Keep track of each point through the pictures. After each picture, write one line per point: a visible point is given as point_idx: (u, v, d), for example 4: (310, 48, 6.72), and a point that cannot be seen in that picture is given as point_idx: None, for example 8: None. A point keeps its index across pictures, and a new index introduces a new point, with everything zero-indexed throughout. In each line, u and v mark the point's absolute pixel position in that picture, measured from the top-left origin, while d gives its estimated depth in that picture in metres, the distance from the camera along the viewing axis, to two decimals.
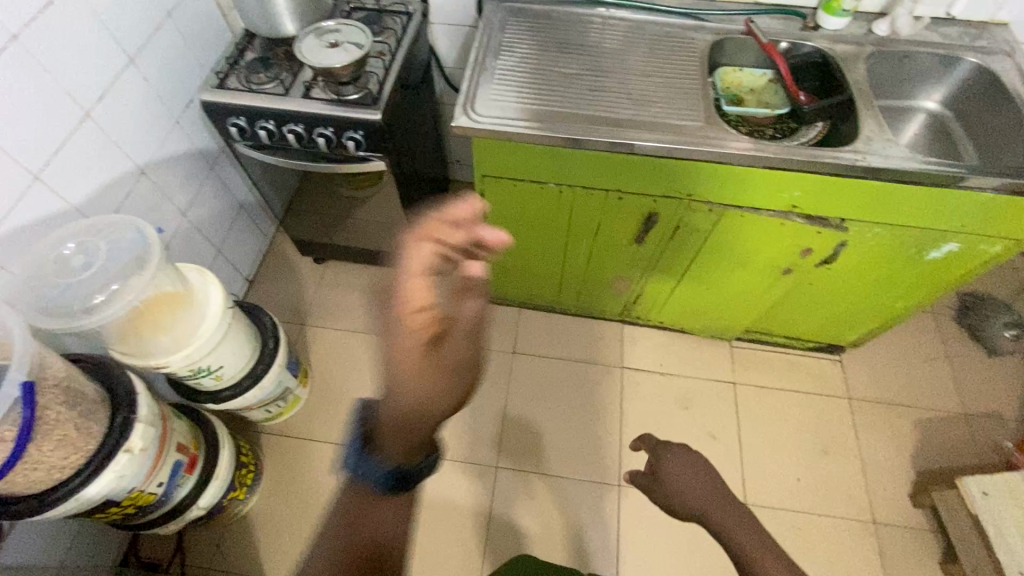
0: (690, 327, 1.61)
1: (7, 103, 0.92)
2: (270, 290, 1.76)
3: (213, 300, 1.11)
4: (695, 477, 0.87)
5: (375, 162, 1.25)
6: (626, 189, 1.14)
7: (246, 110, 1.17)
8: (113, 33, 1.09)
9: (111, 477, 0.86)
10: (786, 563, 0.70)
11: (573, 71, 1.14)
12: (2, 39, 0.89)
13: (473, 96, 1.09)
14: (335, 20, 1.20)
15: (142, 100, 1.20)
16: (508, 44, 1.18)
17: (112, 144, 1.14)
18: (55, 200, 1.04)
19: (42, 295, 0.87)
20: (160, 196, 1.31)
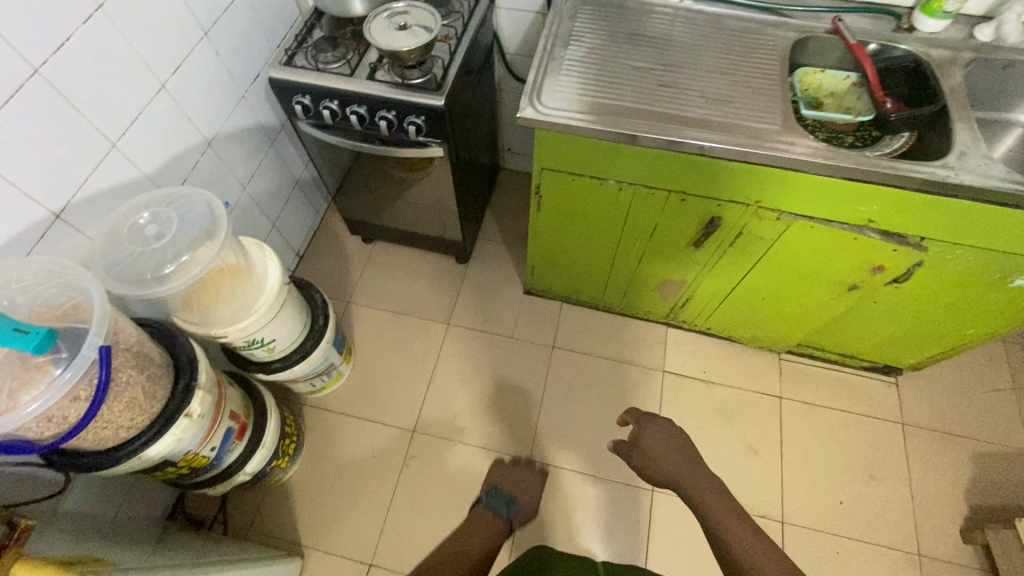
0: (739, 336, 1.56)
1: (91, 71, 0.95)
2: (319, 266, 1.79)
3: (271, 275, 1.14)
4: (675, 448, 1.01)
5: (434, 147, 1.24)
6: (690, 191, 1.10)
7: (311, 89, 1.18)
8: (190, 7, 1.11)
9: (172, 438, 0.90)
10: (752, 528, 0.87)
11: (644, 65, 1.10)
12: (90, 9, 0.92)
13: (540, 86, 1.06)
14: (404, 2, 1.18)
15: (213, 74, 1.22)
16: (578, 33, 1.15)
17: (183, 117, 1.17)
18: (130, 169, 1.08)
19: (114, 261, 0.89)
20: (224, 169, 1.34)
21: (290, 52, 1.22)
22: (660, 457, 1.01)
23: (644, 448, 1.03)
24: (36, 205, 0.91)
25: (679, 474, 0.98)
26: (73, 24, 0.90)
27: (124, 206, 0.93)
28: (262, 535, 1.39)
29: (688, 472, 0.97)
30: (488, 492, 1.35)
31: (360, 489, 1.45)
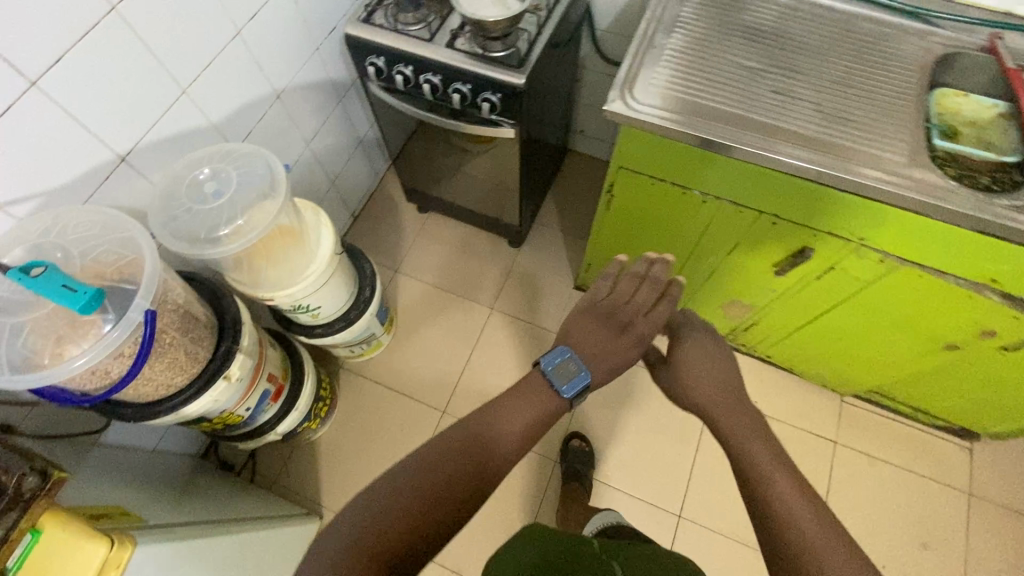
0: (802, 369, 1.44)
1: (165, 11, 0.91)
2: (371, 229, 1.76)
3: (323, 243, 1.11)
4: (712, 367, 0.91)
5: (506, 128, 1.16)
6: (783, 215, 0.98)
7: (386, 50, 1.11)
8: None
9: (209, 400, 0.89)
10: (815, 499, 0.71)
11: (755, 66, 0.97)
12: None
13: (635, 79, 0.96)
14: None
15: (290, 23, 1.17)
16: (686, 20, 1.02)
17: (255, 66, 1.13)
18: (197, 116, 1.05)
19: (172, 214, 0.87)
20: (289, 122, 1.30)
21: (370, 7, 1.14)
22: (695, 373, 0.90)
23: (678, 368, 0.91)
24: (101, 146, 0.90)
25: (713, 389, 0.88)
26: None
27: (187, 158, 0.91)
28: (286, 489, 1.42)
29: (722, 386, 0.89)
30: (551, 357, 0.86)
31: (384, 461, 1.46)
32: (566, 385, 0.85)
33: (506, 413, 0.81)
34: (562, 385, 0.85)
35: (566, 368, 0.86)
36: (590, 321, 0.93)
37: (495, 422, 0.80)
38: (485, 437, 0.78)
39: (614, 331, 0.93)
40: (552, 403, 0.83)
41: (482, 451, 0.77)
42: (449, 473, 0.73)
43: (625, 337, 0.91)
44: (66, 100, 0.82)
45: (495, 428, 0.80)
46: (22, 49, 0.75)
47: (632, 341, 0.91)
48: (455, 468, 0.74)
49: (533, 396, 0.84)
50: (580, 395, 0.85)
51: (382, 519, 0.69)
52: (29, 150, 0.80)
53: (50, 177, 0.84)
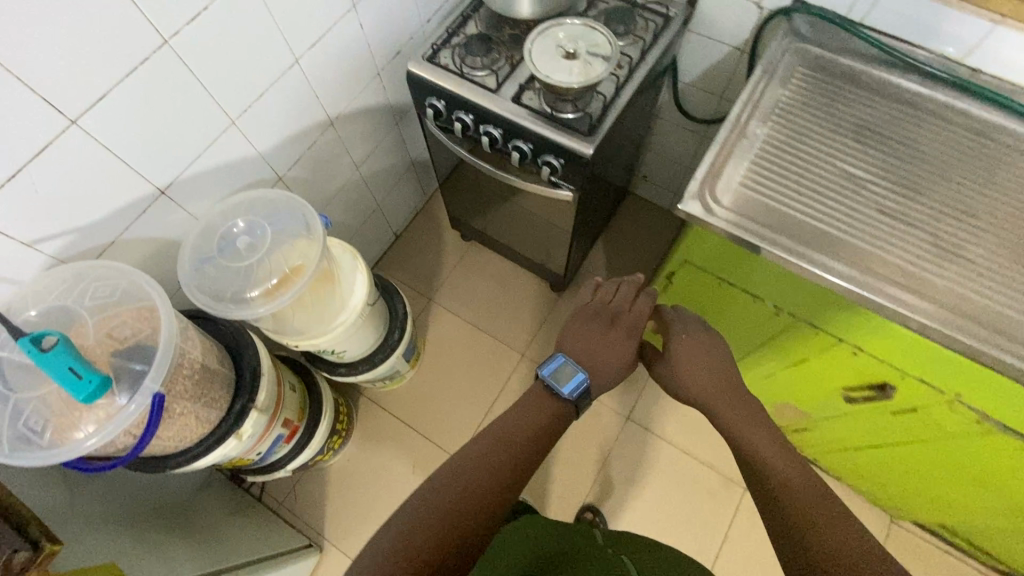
0: (853, 481, 1.30)
1: (223, 42, 0.86)
2: (411, 251, 1.70)
3: (356, 293, 1.05)
4: (705, 359, 0.93)
5: (564, 192, 1.07)
6: (866, 350, 0.85)
7: (448, 95, 1.04)
8: None
9: (217, 456, 0.85)
10: (819, 492, 0.75)
11: (861, 176, 0.84)
12: None
13: (718, 172, 0.84)
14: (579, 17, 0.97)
15: (353, 50, 1.12)
16: (787, 107, 0.89)
17: (311, 94, 1.08)
18: (246, 146, 1.01)
19: (204, 261, 0.83)
20: (341, 148, 1.25)
21: (437, 43, 1.06)
22: (690, 366, 0.93)
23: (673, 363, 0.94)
24: (141, 180, 0.86)
25: (707, 380, 0.92)
26: None
27: (228, 198, 0.86)
28: (291, 513, 1.40)
29: (717, 374, 0.92)
30: (545, 366, 0.95)
31: (391, 501, 1.42)
32: (574, 385, 0.93)
33: (541, 420, 0.92)
34: (561, 388, 0.93)
35: (563, 371, 0.94)
36: (580, 327, 0.99)
37: (533, 427, 0.90)
38: (529, 439, 0.89)
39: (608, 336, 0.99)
40: (562, 411, 0.94)
41: (530, 447, 0.88)
42: (494, 469, 0.83)
43: (615, 331, 0.99)
44: (107, 137, 0.78)
45: (534, 430, 0.90)
46: (62, 87, 0.70)
47: (622, 334, 0.98)
48: (510, 462, 0.85)
49: (544, 405, 0.93)
50: (584, 394, 0.94)
51: (406, 542, 0.69)
52: (64, 187, 0.76)
53: (84, 212, 0.80)
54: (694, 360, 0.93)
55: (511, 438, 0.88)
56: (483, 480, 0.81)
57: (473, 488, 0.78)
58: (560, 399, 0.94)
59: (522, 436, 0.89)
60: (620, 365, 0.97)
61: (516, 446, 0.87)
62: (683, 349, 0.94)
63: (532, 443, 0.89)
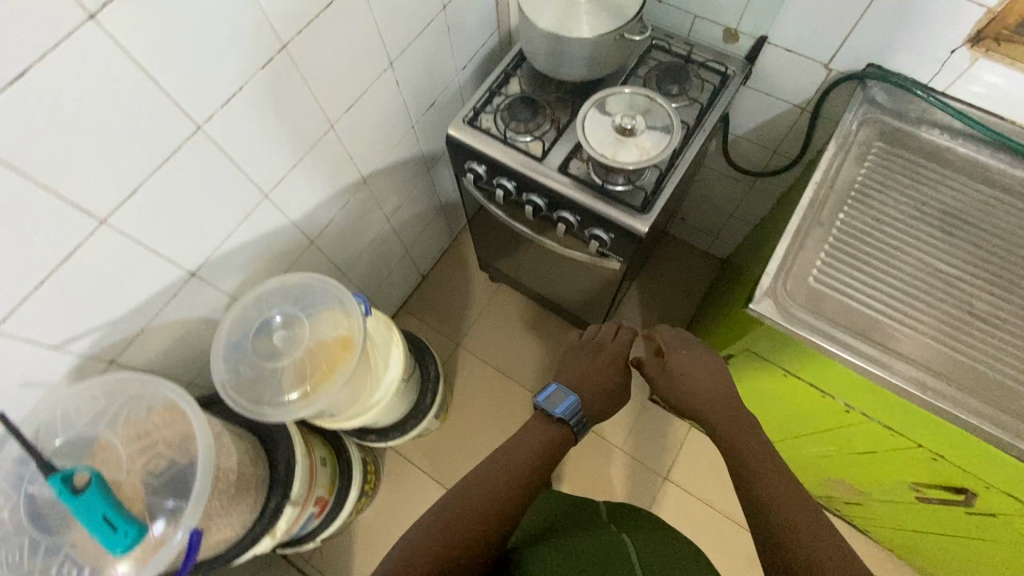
0: (906, 554, 1.23)
1: (260, 118, 0.82)
2: (438, 293, 1.64)
3: (391, 368, 0.99)
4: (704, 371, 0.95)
5: (611, 262, 1.01)
6: (948, 458, 0.79)
7: (490, 161, 0.99)
8: (381, 33, 0.94)
9: (249, 556, 0.81)
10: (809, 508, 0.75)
11: (949, 271, 0.76)
12: (273, 49, 0.77)
13: (790, 265, 0.78)
14: (633, 86, 0.91)
15: (387, 107, 1.07)
16: (866, 188, 0.82)
17: (345, 156, 1.03)
18: (278, 216, 0.96)
19: (243, 338, 0.81)
20: (372, 204, 1.20)
21: (479, 104, 1.01)
22: (687, 377, 0.95)
23: (673, 374, 0.96)
24: (171, 265, 0.81)
25: (704, 391, 0.93)
26: (255, 66, 0.76)
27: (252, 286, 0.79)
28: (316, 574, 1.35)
29: (714, 386, 0.94)
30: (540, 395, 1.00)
31: None
32: (568, 403, 0.96)
33: (546, 441, 0.94)
34: (555, 409, 0.96)
35: (556, 395, 0.98)
36: (574, 356, 1.07)
37: (540, 446, 0.93)
38: (531, 459, 0.90)
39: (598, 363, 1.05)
40: (558, 432, 0.96)
41: (533, 468, 0.90)
42: (496, 488, 0.86)
43: (602, 357, 1.06)
44: (137, 229, 0.73)
45: (539, 448, 0.93)
46: (90, 189, 0.65)
47: (608, 358, 1.05)
48: (509, 482, 0.87)
49: (540, 427, 0.96)
50: (578, 416, 0.96)
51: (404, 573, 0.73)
52: (91, 285, 0.71)
53: (112, 307, 0.76)
54: (691, 370, 0.95)
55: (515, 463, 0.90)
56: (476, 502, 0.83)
57: (470, 513, 0.81)
58: (557, 424, 0.96)
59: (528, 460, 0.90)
60: (610, 389, 1.03)
61: (519, 470, 0.89)
62: (681, 363, 0.96)
63: (539, 465, 0.91)
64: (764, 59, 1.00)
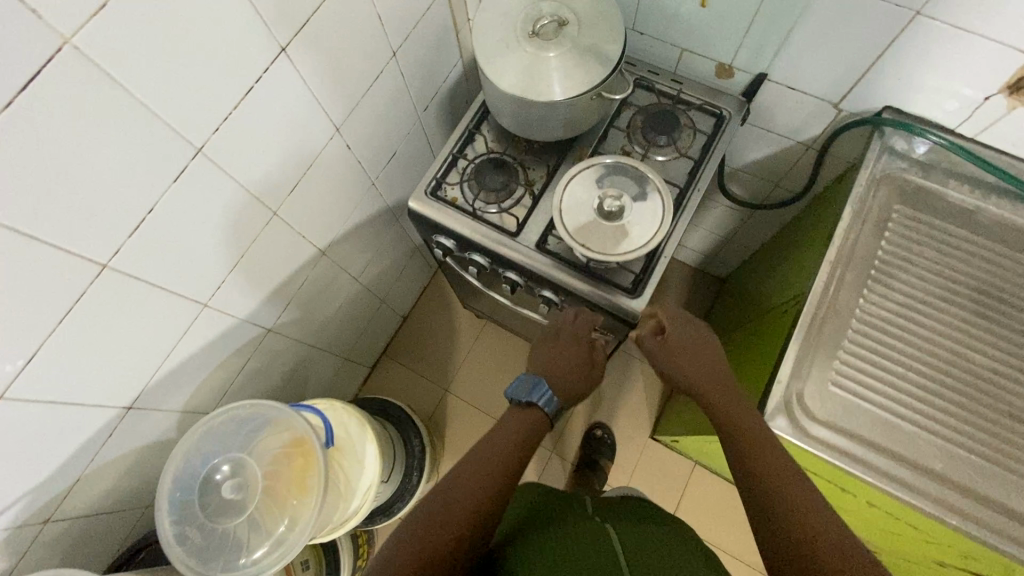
0: None
1: (180, 231, 0.70)
2: (421, 334, 1.55)
3: (366, 472, 0.91)
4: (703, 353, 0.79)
5: (601, 336, 0.92)
6: (982, 562, 0.71)
7: (458, 236, 0.87)
8: (321, 102, 0.82)
9: None
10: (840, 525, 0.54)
11: (986, 366, 0.67)
12: (185, 157, 0.65)
13: (805, 367, 0.68)
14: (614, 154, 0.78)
15: (339, 172, 0.95)
16: (888, 266, 0.71)
17: (295, 236, 0.91)
18: (225, 319, 0.85)
19: (186, 486, 0.77)
20: (336, 271, 1.09)
21: (441, 170, 0.89)
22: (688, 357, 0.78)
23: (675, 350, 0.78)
24: (100, 407, 0.71)
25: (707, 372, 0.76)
26: (165, 180, 0.64)
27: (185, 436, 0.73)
28: None
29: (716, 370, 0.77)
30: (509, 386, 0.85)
31: None
32: (541, 387, 0.81)
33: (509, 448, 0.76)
34: (525, 397, 0.81)
35: (524, 385, 0.83)
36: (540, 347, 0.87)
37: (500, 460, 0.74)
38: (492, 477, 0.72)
39: (565, 348, 0.85)
40: (530, 426, 0.79)
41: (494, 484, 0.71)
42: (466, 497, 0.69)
43: (566, 340, 0.85)
44: (46, 388, 0.63)
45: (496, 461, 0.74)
46: None
47: (571, 341, 0.85)
48: (477, 492, 0.70)
49: (508, 428, 0.78)
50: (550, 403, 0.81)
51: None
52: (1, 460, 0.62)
53: (37, 470, 0.66)
54: (689, 350, 0.79)
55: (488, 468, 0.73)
56: (446, 508, 0.67)
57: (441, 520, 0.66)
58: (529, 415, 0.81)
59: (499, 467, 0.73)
60: (580, 370, 0.85)
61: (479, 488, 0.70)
62: (683, 341, 0.79)
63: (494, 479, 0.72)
64: (764, 95, 0.88)
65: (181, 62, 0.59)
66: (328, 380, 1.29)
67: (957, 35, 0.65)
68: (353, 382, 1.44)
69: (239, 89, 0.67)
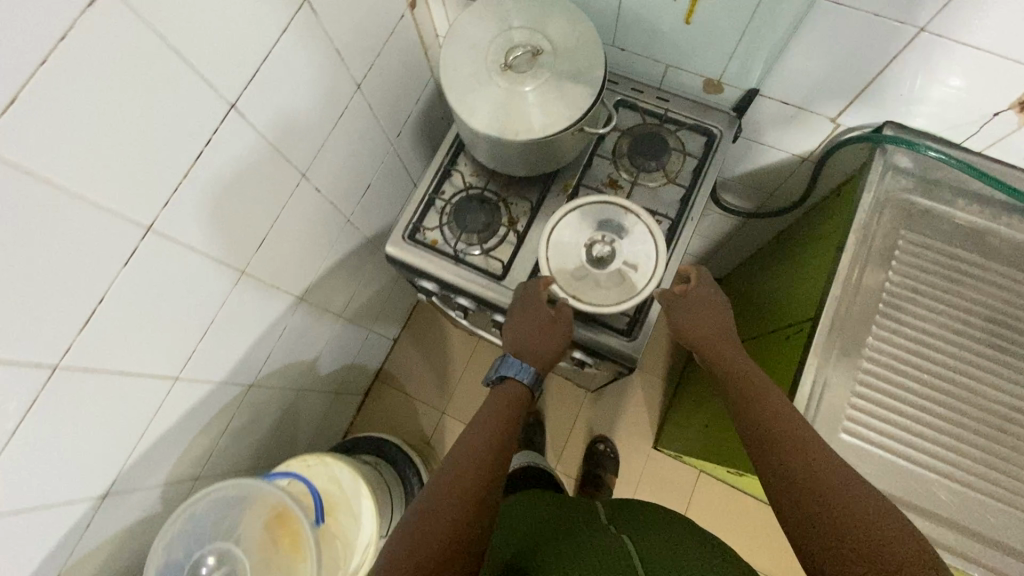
0: None
1: (140, 311, 0.65)
2: (413, 356, 1.51)
3: (364, 526, 0.88)
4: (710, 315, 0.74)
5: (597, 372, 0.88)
6: None
7: (441, 281, 0.83)
8: (282, 151, 0.76)
9: None
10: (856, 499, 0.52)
11: (1001, 401, 0.64)
12: (136, 237, 0.60)
13: (813, 414, 0.66)
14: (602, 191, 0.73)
15: (310, 216, 0.89)
16: (896, 297, 0.68)
17: (267, 289, 0.86)
18: (202, 384, 0.81)
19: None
20: (316, 312, 1.04)
21: (418, 210, 0.84)
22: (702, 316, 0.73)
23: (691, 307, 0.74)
24: (74, 502, 0.67)
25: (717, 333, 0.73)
26: (115, 264, 0.59)
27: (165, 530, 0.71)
28: None
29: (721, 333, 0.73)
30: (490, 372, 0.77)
31: None
32: (507, 361, 0.73)
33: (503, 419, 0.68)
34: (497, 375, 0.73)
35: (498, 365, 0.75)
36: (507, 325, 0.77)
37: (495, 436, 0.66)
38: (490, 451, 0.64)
39: (523, 323, 0.73)
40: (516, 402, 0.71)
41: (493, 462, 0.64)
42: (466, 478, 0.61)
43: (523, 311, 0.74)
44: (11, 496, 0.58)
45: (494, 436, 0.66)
46: None
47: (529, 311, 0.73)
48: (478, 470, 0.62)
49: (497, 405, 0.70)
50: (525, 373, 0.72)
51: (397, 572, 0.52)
52: None
53: None
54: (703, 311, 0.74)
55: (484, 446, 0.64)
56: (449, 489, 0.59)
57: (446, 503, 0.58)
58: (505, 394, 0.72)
59: (493, 442, 0.65)
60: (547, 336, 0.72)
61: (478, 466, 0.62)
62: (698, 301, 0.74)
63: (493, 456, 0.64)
64: (757, 109, 0.83)
65: (119, 140, 0.53)
66: (319, 416, 1.26)
67: (965, 51, 0.61)
68: (347, 412, 1.40)
69: (189, 155, 0.61)
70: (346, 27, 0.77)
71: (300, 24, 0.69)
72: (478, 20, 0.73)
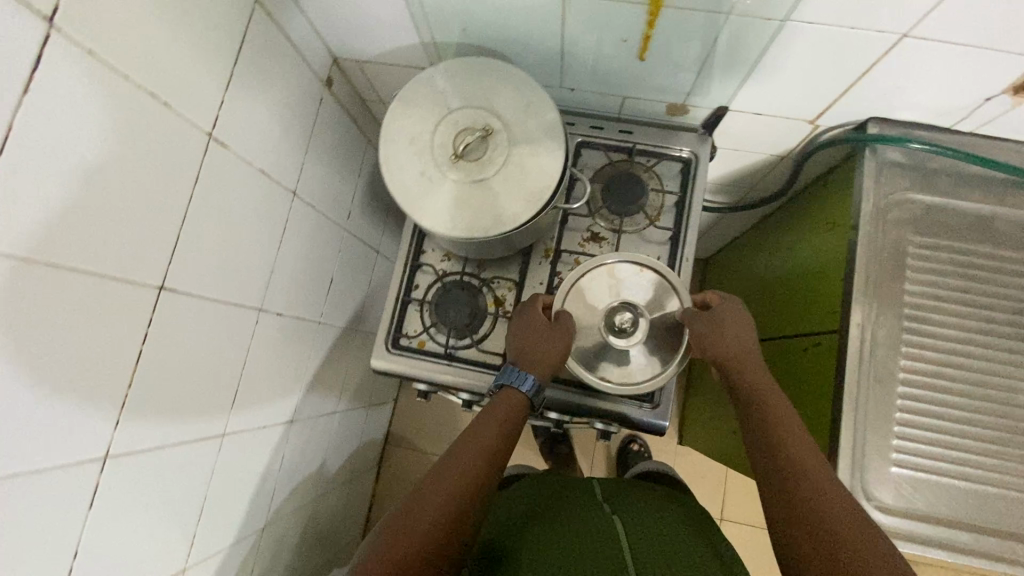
0: None
1: (124, 538, 0.57)
2: (417, 414, 1.45)
3: None
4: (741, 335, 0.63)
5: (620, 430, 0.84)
6: None
7: (438, 384, 0.76)
8: (232, 299, 0.68)
9: None
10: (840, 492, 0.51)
11: None
12: (94, 478, 0.52)
13: (861, 452, 0.63)
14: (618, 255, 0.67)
15: (280, 343, 0.81)
16: (919, 308, 0.65)
17: (253, 435, 0.79)
18: (213, 560, 0.74)
19: None
20: (310, 426, 0.97)
21: (395, 315, 0.77)
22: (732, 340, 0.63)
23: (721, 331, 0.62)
24: None
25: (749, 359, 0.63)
26: (80, 513, 0.51)
27: None
28: None
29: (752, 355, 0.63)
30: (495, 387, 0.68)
31: None
32: (507, 369, 0.65)
33: (504, 426, 0.61)
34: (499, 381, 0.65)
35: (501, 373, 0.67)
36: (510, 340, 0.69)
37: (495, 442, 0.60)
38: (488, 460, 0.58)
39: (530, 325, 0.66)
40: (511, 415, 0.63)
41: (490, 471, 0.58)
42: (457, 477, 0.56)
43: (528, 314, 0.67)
44: None
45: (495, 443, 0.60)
46: None
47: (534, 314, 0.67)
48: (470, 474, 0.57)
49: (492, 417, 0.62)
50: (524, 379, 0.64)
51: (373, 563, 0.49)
52: None
53: None
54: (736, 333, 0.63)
55: (480, 452, 0.58)
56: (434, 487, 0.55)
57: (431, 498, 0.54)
58: (508, 404, 0.63)
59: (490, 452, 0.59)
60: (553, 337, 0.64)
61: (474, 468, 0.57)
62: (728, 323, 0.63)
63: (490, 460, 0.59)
64: (727, 123, 0.77)
65: (42, 394, 0.44)
66: (340, 507, 1.20)
67: (948, 49, 0.56)
68: (365, 491, 1.35)
69: (129, 362, 0.53)
70: (265, 146, 0.68)
71: (210, 166, 0.60)
72: (412, 109, 0.64)
